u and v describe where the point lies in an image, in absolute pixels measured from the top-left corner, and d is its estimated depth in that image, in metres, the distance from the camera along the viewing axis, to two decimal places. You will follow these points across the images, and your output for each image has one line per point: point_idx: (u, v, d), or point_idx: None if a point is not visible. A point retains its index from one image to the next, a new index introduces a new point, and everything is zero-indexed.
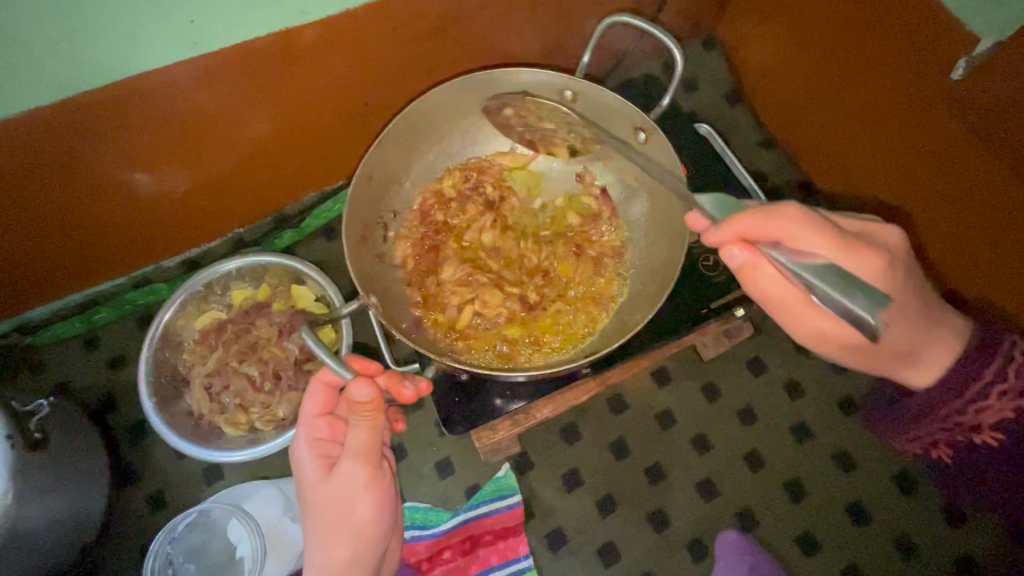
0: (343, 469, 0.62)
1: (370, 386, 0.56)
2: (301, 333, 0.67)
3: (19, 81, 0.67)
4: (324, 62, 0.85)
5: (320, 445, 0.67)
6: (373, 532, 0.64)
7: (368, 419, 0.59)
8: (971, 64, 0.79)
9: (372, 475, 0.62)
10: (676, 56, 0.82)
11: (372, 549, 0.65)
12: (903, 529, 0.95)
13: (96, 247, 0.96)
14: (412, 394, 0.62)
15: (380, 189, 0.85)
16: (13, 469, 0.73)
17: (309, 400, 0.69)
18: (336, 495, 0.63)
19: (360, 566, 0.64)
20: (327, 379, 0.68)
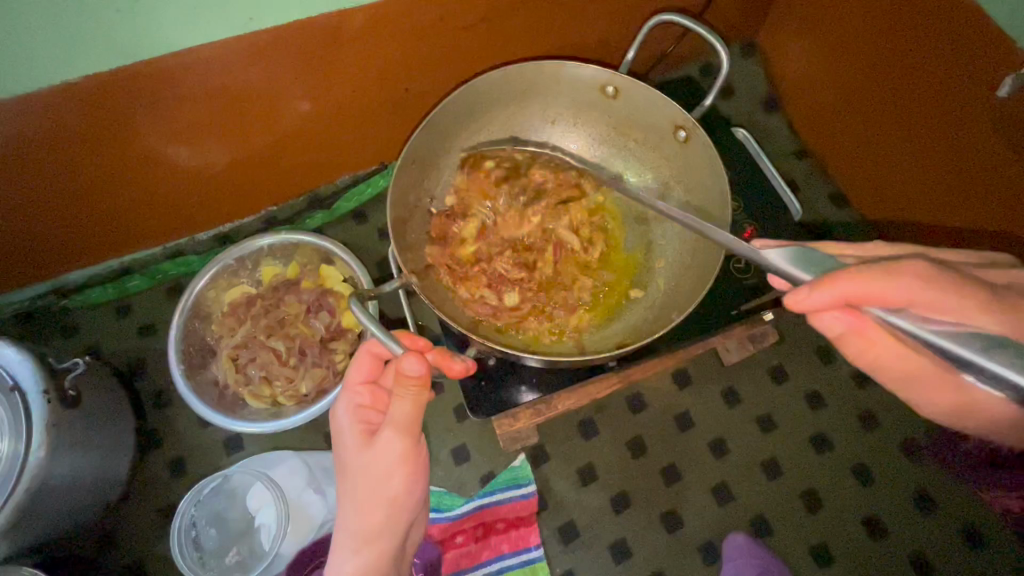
0: (384, 438, 0.62)
1: (421, 362, 0.58)
2: (351, 304, 0.71)
3: (82, 47, 0.69)
4: (372, 44, 0.86)
5: (360, 412, 0.67)
6: (405, 504, 0.65)
7: (412, 391, 0.59)
8: (1017, 82, 0.78)
9: (410, 447, 0.63)
10: (721, 54, 0.82)
11: (400, 524, 0.65)
12: (919, 547, 0.94)
13: (135, 214, 0.98)
14: (460, 369, 0.64)
15: (422, 170, 0.86)
16: (46, 424, 0.76)
17: (355, 366, 0.70)
18: (372, 466, 0.63)
19: (387, 541, 0.64)
20: (378, 352, 0.69)
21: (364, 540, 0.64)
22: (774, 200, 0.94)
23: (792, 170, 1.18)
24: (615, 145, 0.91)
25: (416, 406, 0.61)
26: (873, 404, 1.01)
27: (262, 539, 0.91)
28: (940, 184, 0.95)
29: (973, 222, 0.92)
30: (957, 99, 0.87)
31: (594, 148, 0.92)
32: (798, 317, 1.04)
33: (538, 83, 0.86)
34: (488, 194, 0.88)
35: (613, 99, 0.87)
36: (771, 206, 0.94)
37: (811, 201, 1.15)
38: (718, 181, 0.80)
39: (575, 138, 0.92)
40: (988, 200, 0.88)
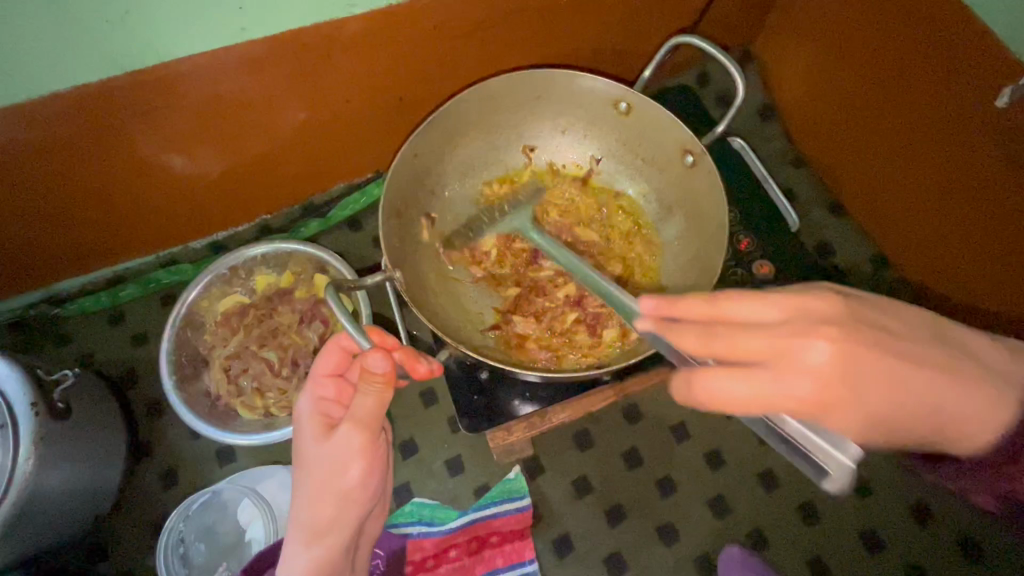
0: (342, 433, 0.61)
1: (386, 358, 0.56)
2: (324, 292, 0.70)
3: (71, 56, 0.69)
4: (368, 54, 0.86)
5: (321, 404, 0.65)
6: (359, 496, 0.64)
7: (374, 388, 0.59)
8: (1016, 93, 0.77)
9: (369, 443, 0.62)
10: (738, 82, 0.82)
11: (355, 514, 0.65)
12: (918, 559, 0.93)
13: (128, 223, 0.98)
14: (426, 371, 0.61)
15: (421, 172, 0.84)
16: (35, 437, 0.75)
17: (321, 358, 0.66)
18: (330, 457, 0.62)
19: (341, 531, 0.64)
20: (346, 345, 0.66)
21: (315, 531, 0.63)
22: (772, 210, 0.93)
23: (789, 180, 1.18)
24: (619, 159, 0.90)
25: (379, 403, 0.60)
26: None
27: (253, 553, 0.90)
28: (936, 193, 0.94)
29: (965, 231, 0.92)
30: (954, 108, 0.87)
31: (598, 160, 0.91)
32: None
33: (553, 92, 0.86)
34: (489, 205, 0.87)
35: (625, 116, 0.86)
36: (769, 217, 0.93)
37: (809, 210, 1.15)
38: (718, 202, 0.80)
39: (579, 149, 0.91)
40: (982, 210, 0.88)
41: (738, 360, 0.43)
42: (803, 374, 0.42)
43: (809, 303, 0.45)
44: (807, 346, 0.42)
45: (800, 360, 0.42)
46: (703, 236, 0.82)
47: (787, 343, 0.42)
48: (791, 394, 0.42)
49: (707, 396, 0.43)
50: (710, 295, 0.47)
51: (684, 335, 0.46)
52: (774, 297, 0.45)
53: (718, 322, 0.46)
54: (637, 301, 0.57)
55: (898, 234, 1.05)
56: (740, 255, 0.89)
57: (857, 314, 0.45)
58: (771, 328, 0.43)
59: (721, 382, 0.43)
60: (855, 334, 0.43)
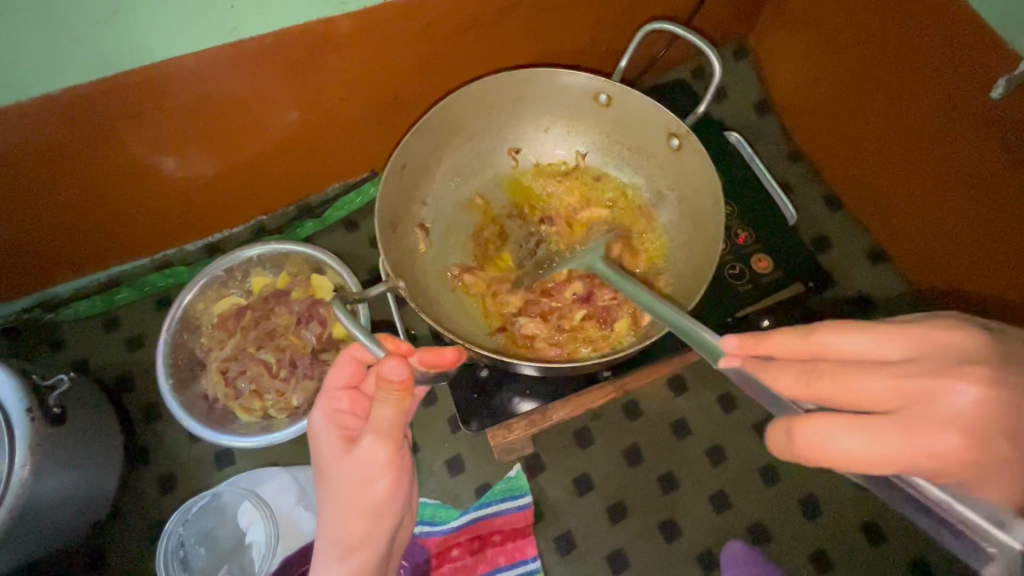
0: (363, 447, 0.60)
1: (402, 364, 0.55)
2: (334, 308, 0.69)
3: (61, 57, 0.68)
4: (361, 52, 0.85)
5: (339, 418, 0.65)
6: (387, 512, 0.63)
7: (393, 397, 0.57)
8: (1012, 82, 0.78)
9: (393, 455, 0.61)
10: (714, 63, 0.85)
11: (385, 530, 0.63)
12: (918, 551, 0.93)
13: (122, 226, 0.97)
14: (453, 356, 0.61)
15: (412, 179, 0.84)
16: (31, 443, 0.75)
17: (336, 372, 0.68)
18: (355, 472, 0.61)
19: (371, 549, 0.63)
20: (359, 356, 0.68)
21: (347, 548, 0.62)
22: (769, 204, 0.93)
23: (786, 174, 1.17)
24: (606, 153, 0.89)
25: (399, 412, 0.58)
26: None
27: (254, 556, 0.90)
28: (934, 187, 0.94)
29: (966, 224, 0.91)
30: (949, 99, 0.87)
31: (584, 155, 0.90)
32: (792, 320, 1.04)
33: (538, 88, 0.85)
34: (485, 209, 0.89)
35: (607, 107, 0.86)
36: (766, 210, 0.93)
37: (805, 204, 1.15)
38: (711, 193, 0.80)
39: (568, 146, 0.90)
40: (982, 201, 0.87)
41: (854, 410, 0.40)
42: (943, 425, 0.38)
43: (934, 334, 0.42)
44: (953, 388, 0.39)
45: (941, 405, 0.39)
46: (700, 223, 0.82)
47: (927, 388, 0.39)
48: (932, 448, 0.38)
49: (808, 448, 0.41)
50: (807, 330, 0.45)
51: (783, 372, 0.45)
52: (904, 332, 0.42)
53: (820, 357, 0.44)
54: (727, 339, 0.49)
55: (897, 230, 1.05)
56: (737, 250, 0.89)
57: (1005, 352, 0.40)
58: (894, 367, 0.41)
59: (833, 423, 0.40)
60: (1007, 377, 0.39)
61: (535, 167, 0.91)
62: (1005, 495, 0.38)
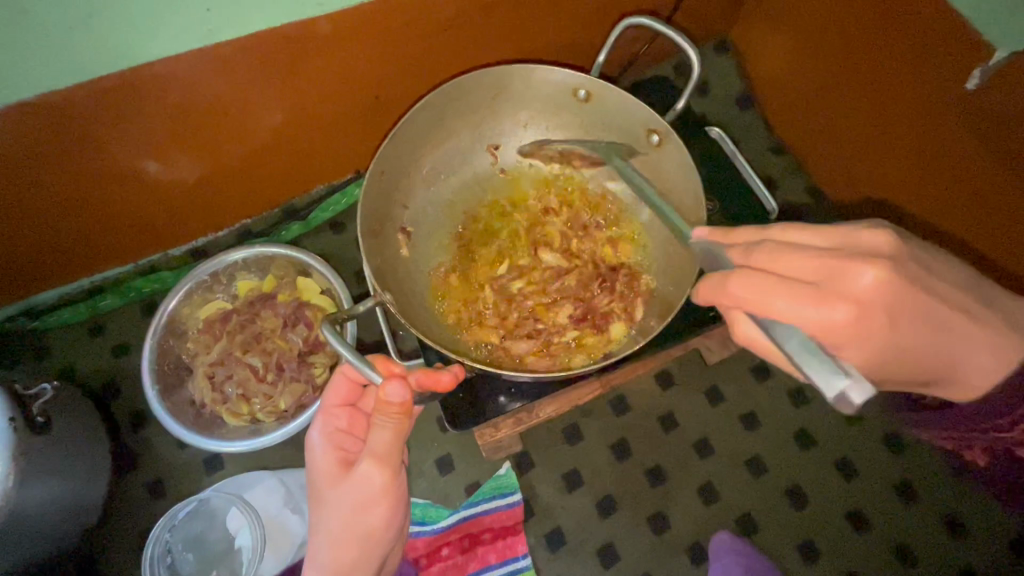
0: (362, 471, 0.59)
1: (405, 387, 0.55)
2: (323, 330, 0.68)
3: (33, 65, 0.67)
4: (337, 54, 0.85)
5: (337, 438, 0.65)
6: (384, 535, 0.63)
7: (393, 420, 0.57)
8: (986, 73, 0.79)
9: (390, 480, 0.60)
10: (691, 57, 0.84)
11: (379, 551, 0.63)
12: (904, 537, 0.94)
13: (103, 233, 0.96)
14: (449, 379, 0.62)
15: (392, 182, 0.83)
16: (14, 453, 0.74)
17: (331, 390, 0.67)
18: (351, 496, 0.60)
19: (365, 569, 0.63)
20: (353, 376, 0.66)
21: (338, 574, 0.62)
22: (751, 198, 0.94)
23: (769, 168, 1.18)
24: None
25: (397, 436, 0.58)
26: None
27: (243, 560, 0.90)
28: (916, 181, 0.95)
29: (948, 217, 0.92)
30: (928, 93, 0.88)
31: (566, 151, 0.90)
32: None
33: (510, 87, 0.85)
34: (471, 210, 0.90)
35: (584, 103, 0.86)
36: (746, 205, 0.93)
37: (789, 197, 1.15)
38: (691, 186, 0.80)
39: (547, 143, 0.90)
40: (963, 193, 0.89)
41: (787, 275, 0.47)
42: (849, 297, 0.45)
43: (859, 236, 0.48)
44: (860, 271, 0.46)
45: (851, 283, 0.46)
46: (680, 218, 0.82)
47: (846, 264, 0.46)
48: (829, 318, 0.45)
49: (734, 294, 0.46)
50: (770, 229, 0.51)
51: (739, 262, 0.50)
52: (817, 241, 0.49)
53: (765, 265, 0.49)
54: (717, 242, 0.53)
55: None
56: None
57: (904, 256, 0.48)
58: (814, 252, 0.47)
59: (757, 280, 0.46)
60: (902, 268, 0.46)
61: (517, 167, 0.92)
62: (856, 355, 0.47)
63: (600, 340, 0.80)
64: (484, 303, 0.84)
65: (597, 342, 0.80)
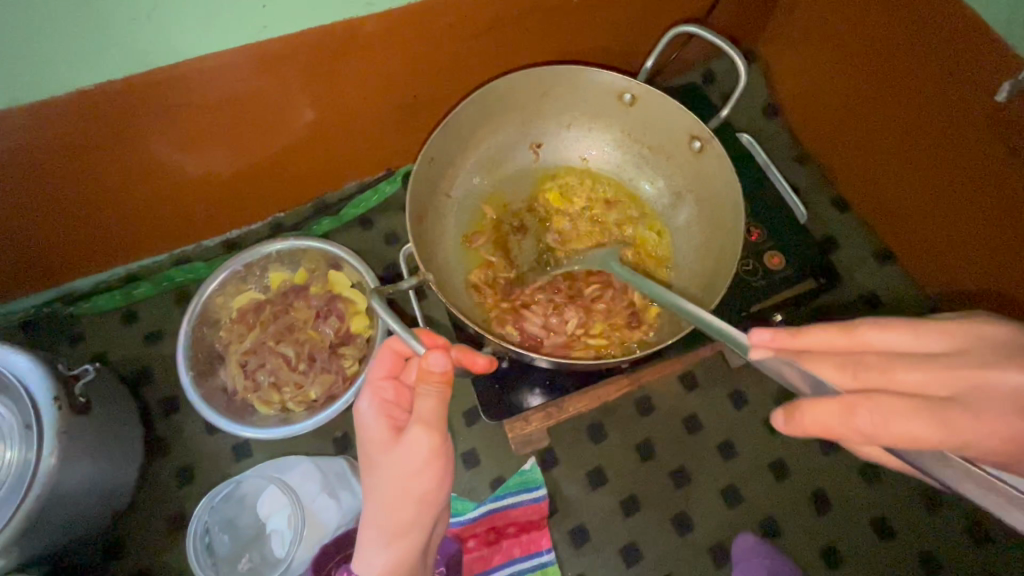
0: (410, 437, 0.60)
1: (444, 357, 0.57)
2: (372, 300, 0.72)
3: (100, 54, 0.70)
4: (385, 53, 0.88)
5: (384, 408, 0.66)
6: (433, 500, 0.63)
7: (435, 388, 0.58)
8: (1016, 87, 0.81)
9: (439, 445, 0.61)
10: (737, 65, 0.86)
11: (428, 517, 0.64)
12: (927, 545, 0.94)
13: (143, 221, 0.98)
14: (486, 363, 0.63)
15: (437, 174, 0.87)
16: (58, 432, 0.76)
17: (377, 361, 0.69)
18: (400, 462, 0.61)
19: (416, 534, 0.64)
20: (397, 348, 0.69)
21: (395, 533, 0.63)
22: (779, 203, 0.96)
23: (795, 176, 1.20)
24: (626, 150, 0.92)
25: (442, 402, 0.59)
26: None
27: (275, 545, 0.91)
28: (942, 188, 0.97)
29: (972, 227, 0.94)
30: (959, 104, 0.89)
31: (606, 152, 0.92)
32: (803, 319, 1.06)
33: (556, 87, 0.88)
34: (511, 206, 0.92)
35: (628, 106, 0.88)
36: (776, 211, 0.95)
37: (814, 205, 1.17)
38: (732, 192, 0.81)
39: (588, 144, 0.93)
40: (991, 203, 0.90)
41: (881, 400, 0.43)
42: (903, 388, 0.45)
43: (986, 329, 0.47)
44: (908, 368, 0.45)
45: (893, 376, 0.45)
46: (716, 218, 0.85)
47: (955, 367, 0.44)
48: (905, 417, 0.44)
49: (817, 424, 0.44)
50: (801, 329, 0.48)
51: (822, 362, 0.47)
52: (894, 327, 0.48)
53: (859, 353, 0.48)
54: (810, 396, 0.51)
55: (906, 233, 1.07)
56: (751, 247, 0.91)
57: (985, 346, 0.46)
58: (935, 357, 0.45)
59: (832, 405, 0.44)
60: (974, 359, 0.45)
61: (558, 168, 0.93)
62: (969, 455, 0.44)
63: (644, 325, 0.83)
64: (559, 312, 0.83)
65: (640, 329, 0.83)
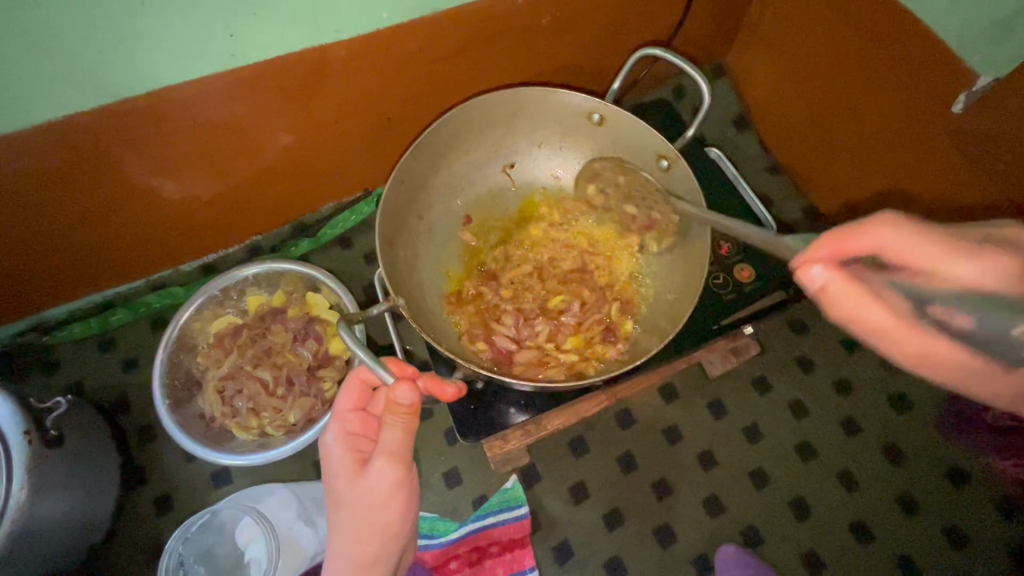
0: (375, 469, 0.61)
1: (413, 390, 0.56)
2: (340, 330, 0.71)
3: (66, 86, 0.70)
4: (356, 79, 0.89)
5: (351, 440, 0.66)
6: (400, 531, 0.63)
7: (401, 420, 0.58)
8: (971, 97, 0.83)
9: (404, 476, 0.61)
10: (703, 85, 0.88)
11: (396, 548, 0.64)
12: (906, 547, 0.95)
13: (117, 248, 0.98)
14: (454, 393, 0.63)
15: (409, 195, 0.87)
16: (28, 466, 0.75)
17: (343, 395, 0.69)
18: (365, 494, 0.62)
19: (383, 565, 0.64)
20: (366, 378, 0.69)
21: (361, 567, 0.63)
22: (748, 215, 0.97)
23: (766, 186, 1.22)
24: None
25: (407, 433, 0.59)
26: (855, 410, 1.03)
27: (253, 573, 0.90)
28: (908, 196, 0.99)
29: None
30: (920, 117, 0.91)
31: (576, 170, 0.94)
32: (778, 326, 1.07)
33: (527, 108, 0.89)
34: (483, 226, 0.93)
35: (597, 126, 0.89)
36: (745, 224, 0.97)
37: (786, 214, 1.19)
38: (698, 210, 0.84)
39: (560, 163, 0.94)
40: (956, 211, 0.92)
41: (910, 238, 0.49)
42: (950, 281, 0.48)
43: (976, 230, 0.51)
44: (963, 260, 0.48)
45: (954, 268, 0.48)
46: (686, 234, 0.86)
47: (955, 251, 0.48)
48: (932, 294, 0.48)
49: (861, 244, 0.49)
50: None
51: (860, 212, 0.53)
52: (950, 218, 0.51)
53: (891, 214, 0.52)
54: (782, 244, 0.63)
55: None
56: (720, 260, 0.93)
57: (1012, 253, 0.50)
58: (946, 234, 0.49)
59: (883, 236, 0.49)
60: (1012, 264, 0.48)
61: (530, 187, 0.95)
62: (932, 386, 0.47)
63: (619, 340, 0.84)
64: (531, 326, 0.85)
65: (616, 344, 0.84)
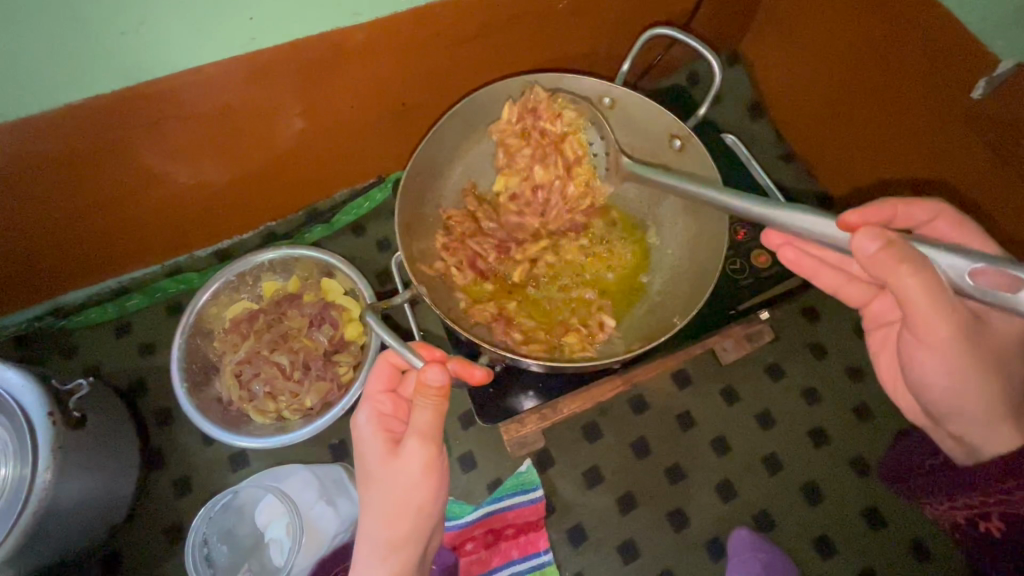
0: (407, 450, 0.61)
1: (443, 371, 0.58)
2: (367, 314, 0.75)
3: (88, 70, 0.70)
4: (372, 64, 0.89)
5: (382, 420, 0.67)
6: (431, 512, 0.64)
7: (431, 401, 0.59)
8: (992, 84, 0.82)
9: (434, 456, 0.62)
10: (714, 65, 0.88)
11: (426, 530, 0.65)
12: (917, 533, 0.96)
13: (134, 233, 0.98)
14: (482, 375, 0.65)
15: (425, 182, 0.89)
16: (52, 445, 0.75)
17: (374, 376, 0.70)
18: (397, 475, 0.62)
19: (415, 548, 0.64)
20: (396, 362, 0.70)
21: (390, 551, 0.63)
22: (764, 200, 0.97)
23: (780, 174, 1.22)
24: None
25: (438, 415, 0.60)
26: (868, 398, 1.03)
27: (274, 553, 0.91)
28: (924, 182, 0.99)
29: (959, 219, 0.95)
30: (939, 101, 0.90)
31: None
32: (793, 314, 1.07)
33: None
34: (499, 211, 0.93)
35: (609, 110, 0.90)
36: None
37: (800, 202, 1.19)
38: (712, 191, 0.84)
39: None
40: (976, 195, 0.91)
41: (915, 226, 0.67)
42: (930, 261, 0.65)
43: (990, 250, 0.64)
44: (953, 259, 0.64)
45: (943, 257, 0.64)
46: (701, 216, 0.87)
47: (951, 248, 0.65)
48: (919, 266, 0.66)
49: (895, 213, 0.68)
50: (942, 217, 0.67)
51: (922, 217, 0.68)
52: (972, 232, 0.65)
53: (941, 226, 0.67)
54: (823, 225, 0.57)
55: None
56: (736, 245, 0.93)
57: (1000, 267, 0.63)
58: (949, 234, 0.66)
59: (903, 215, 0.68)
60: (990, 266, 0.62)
61: None
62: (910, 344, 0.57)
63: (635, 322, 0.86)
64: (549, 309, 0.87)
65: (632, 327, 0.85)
